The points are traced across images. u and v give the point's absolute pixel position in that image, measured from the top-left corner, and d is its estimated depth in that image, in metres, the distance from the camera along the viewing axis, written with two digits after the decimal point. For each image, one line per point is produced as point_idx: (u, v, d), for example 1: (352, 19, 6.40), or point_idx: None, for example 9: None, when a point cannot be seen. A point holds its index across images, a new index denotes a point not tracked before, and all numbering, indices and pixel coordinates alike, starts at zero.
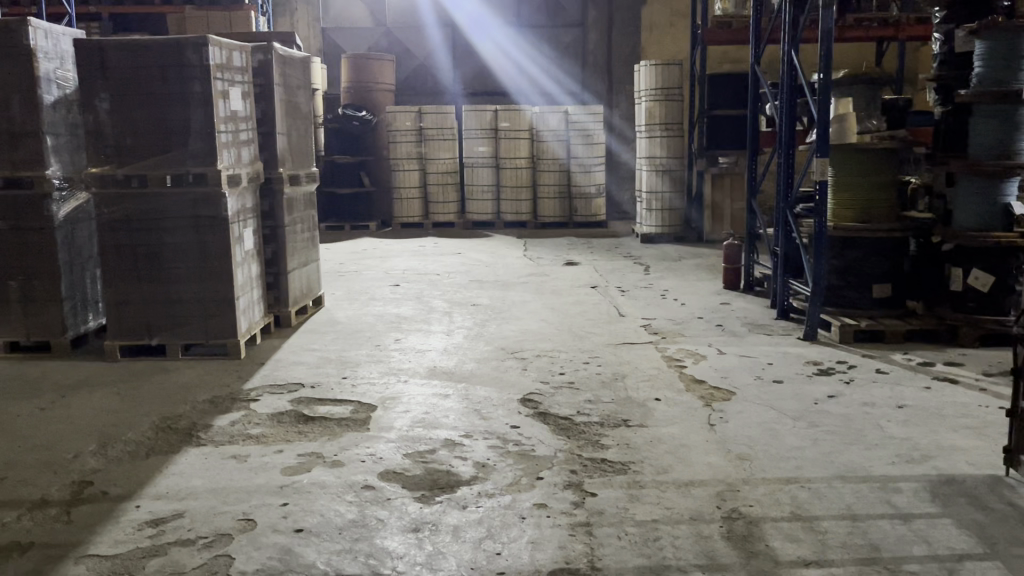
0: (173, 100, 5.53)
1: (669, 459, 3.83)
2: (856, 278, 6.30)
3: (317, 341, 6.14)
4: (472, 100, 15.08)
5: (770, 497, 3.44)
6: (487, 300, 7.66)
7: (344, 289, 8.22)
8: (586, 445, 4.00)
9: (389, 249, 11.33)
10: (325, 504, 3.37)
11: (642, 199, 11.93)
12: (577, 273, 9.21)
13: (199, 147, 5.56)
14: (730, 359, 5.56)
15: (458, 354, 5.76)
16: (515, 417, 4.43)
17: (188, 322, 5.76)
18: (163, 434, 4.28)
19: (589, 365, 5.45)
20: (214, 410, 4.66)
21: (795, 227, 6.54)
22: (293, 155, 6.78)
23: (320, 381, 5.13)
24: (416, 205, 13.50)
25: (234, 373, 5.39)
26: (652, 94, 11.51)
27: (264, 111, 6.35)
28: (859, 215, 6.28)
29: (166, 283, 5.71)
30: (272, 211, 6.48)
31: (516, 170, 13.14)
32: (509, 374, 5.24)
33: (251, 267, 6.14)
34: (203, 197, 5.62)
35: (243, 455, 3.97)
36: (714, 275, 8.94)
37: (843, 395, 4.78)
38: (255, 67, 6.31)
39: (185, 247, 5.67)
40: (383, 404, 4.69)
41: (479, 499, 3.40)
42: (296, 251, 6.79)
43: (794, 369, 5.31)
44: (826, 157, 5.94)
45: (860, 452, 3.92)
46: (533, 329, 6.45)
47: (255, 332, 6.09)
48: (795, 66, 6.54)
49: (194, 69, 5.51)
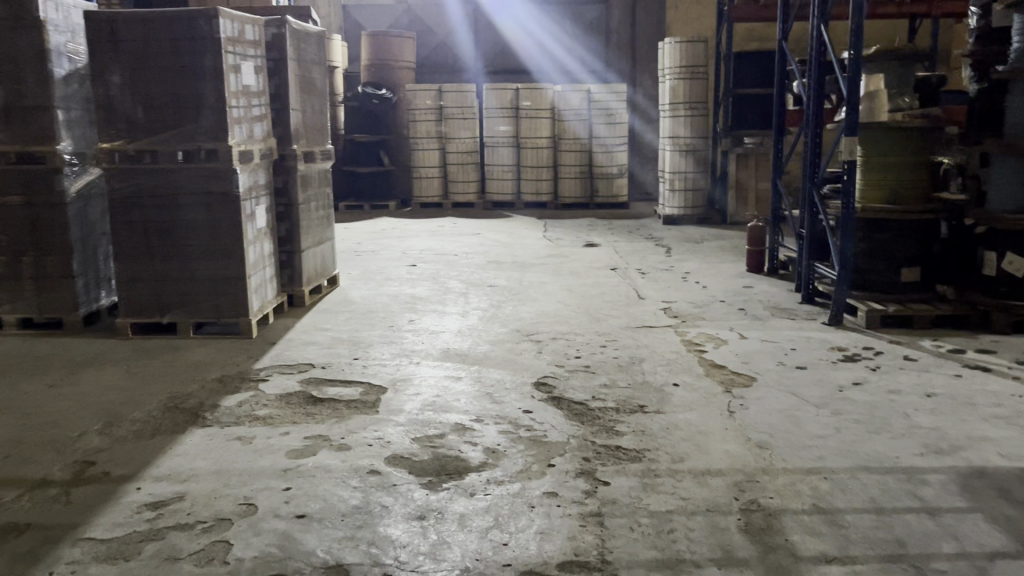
0: (184, 74, 5.43)
1: (687, 447, 3.70)
2: (884, 261, 6.06)
3: (330, 321, 6.05)
4: (493, 78, 14.90)
5: (790, 488, 3.30)
6: (505, 281, 7.53)
7: (360, 269, 8.12)
8: (600, 432, 3.88)
9: (408, 229, 11.23)
10: (329, 489, 3.27)
11: (665, 180, 11.72)
12: (597, 254, 9.05)
13: (210, 122, 5.46)
14: (752, 344, 5.40)
15: (473, 336, 5.65)
16: (528, 401, 4.31)
17: (199, 300, 5.68)
18: (170, 414, 4.21)
19: (606, 348, 5.31)
20: (223, 390, 4.58)
21: (821, 207, 6.34)
22: (308, 132, 6.67)
23: (331, 362, 5.04)
24: (435, 184, 13.40)
25: (245, 353, 5.31)
26: (676, 73, 11.29)
27: (277, 86, 6.23)
28: (889, 197, 6.07)
29: (178, 261, 5.64)
30: (286, 189, 6.37)
31: (537, 149, 12.96)
32: (524, 357, 5.12)
33: (264, 245, 6.05)
34: (214, 173, 5.51)
35: (249, 437, 3.88)
36: (738, 257, 8.74)
37: (869, 382, 4.60)
38: (268, 41, 6.21)
39: (197, 223, 5.59)
40: (395, 386, 4.58)
41: (487, 486, 3.29)
42: (310, 230, 6.69)
43: (817, 355, 5.14)
44: (855, 136, 5.71)
45: (885, 441, 3.76)
46: (550, 311, 6.32)
47: (268, 311, 6.00)
48: (824, 41, 6.30)
49: (206, 41, 5.39)
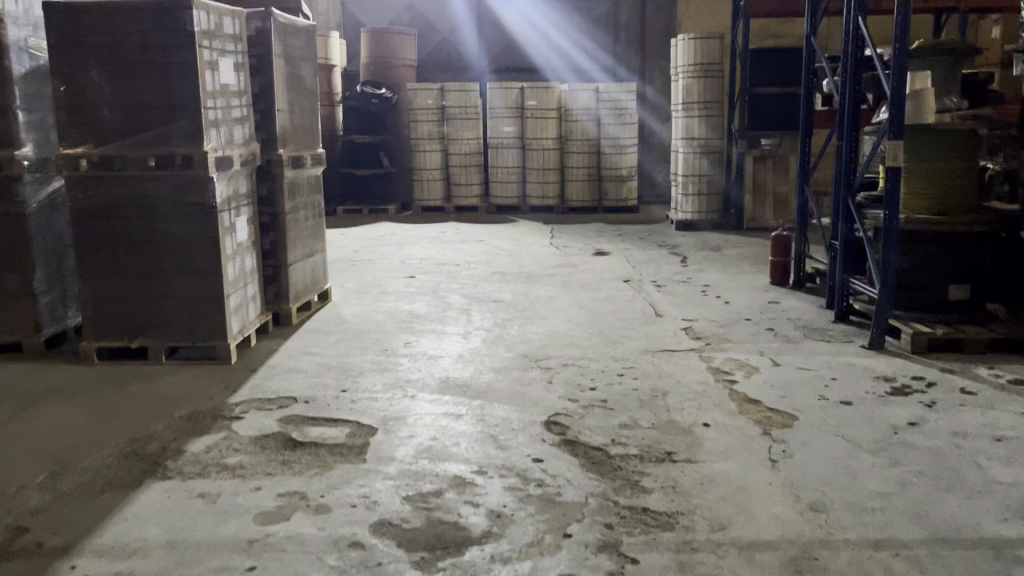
0: (155, 72, 4.87)
1: (727, 510, 3.14)
2: (929, 278, 5.45)
3: (318, 344, 5.50)
4: (498, 76, 14.34)
5: (856, 569, 2.73)
6: (510, 295, 6.98)
7: (354, 281, 7.57)
8: (624, 488, 3.32)
9: (407, 235, 10.70)
10: (301, 570, 2.72)
11: (678, 183, 11.17)
12: (608, 264, 8.50)
13: (184, 125, 4.90)
14: (786, 373, 4.83)
15: (475, 362, 5.09)
16: (538, 446, 3.75)
17: (172, 322, 5.13)
18: (126, 461, 3.66)
19: (623, 378, 4.75)
20: (190, 430, 4.02)
21: (857, 217, 5.75)
22: (297, 135, 6.12)
23: (315, 396, 4.48)
24: (437, 188, 12.87)
25: (221, 383, 4.75)
26: (689, 71, 10.72)
27: (261, 85, 5.68)
28: (935, 206, 5.47)
29: (149, 279, 5.08)
30: (271, 198, 5.83)
31: (544, 151, 12.39)
32: (531, 390, 4.55)
33: (246, 260, 5.50)
34: (188, 182, 4.97)
35: (214, 494, 3.33)
36: (759, 268, 8.17)
37: (927, 422, 4.03)
38: (251, 36, 5.66)
39: (170, 238, 5.05)
40: (386, 427, 4.02)
41: (491, 567, 2.74)
42: (298, 242, 6.14)
43: (862, 387, 4.57)
44: (899, 139, 5.11)
45: (961, 502, 3.19)
46: (560, 331, 5.76)
47: (249, 333, 5.44)
48: (863, 34, 5.69)
49: (179, 35, 4.84)
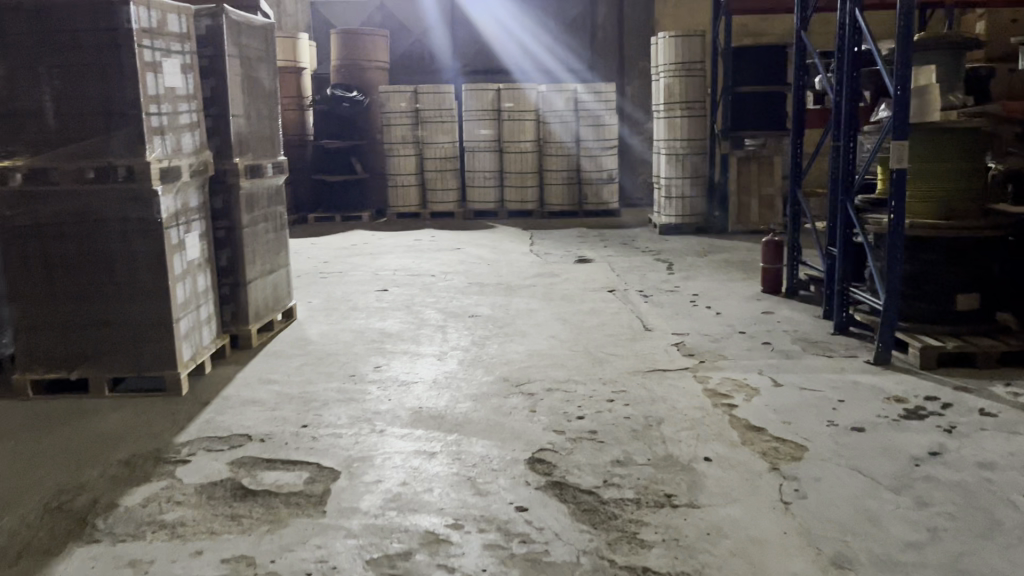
0: (90, 75, 4.39)
1: (739, 568, 2.74)
2: (933, 287, 5.07)
3: (279, 370, 5.04)
4: (471, 78, 13.91)
5: None
6: (489, 309, 6.56)
7: (322, 296, 7.12)
8: (620, 543, 2.91)
9: (380, 244, 10.26)
10: None
11: (661, 186, 10.80)
12: (591, 273, 8.10)
13: (124, 134, 4.42)
14: (789, 395, 4.43)
15: (450, 388, 4.64)
16: (522, 492, 3.33)
17: (115, 351, 4.66)
18: (48, 521, 3.20)
19: (613, 404, 4.33)
20: (128, 479, 3.57)
21: (857, 222, 5.38)
22: (255, 142, 5.65)
23: (273, 433, 4.03)
24: (412, 193, 12.43)
25: (168, 418, 4.29)
26: (671, 69, 10.35)
27: (213, 89, 5.23)
28: (941, 210, 5.08)
29: (88, 303, 4.61)
30: (226, 211, 5.36)
31: (521, 154, 11.99)
32: (512, 420, 4.12)
33: (198, 279, 5.03)
34: (130, 196, 4.49)
35: (146, 561, 2.88)
36: (748, 275, 7.79)
37: (950, 452, 3.65)
38: (201, 35, 5.20)
39: (111, 258, 4.57)
40: (350, 469, 3.59)
41: None
42: (257, 257, 5.66)
43: (873, 410, 4.18)
44: (904, 140, 4.71)
45: (1000, 552, 2.81)
46: (542, 350, 5.34)
47: (203, 359, 4.98)
48: (860, 25, 5.26)
49: (114, 33, 4.36)
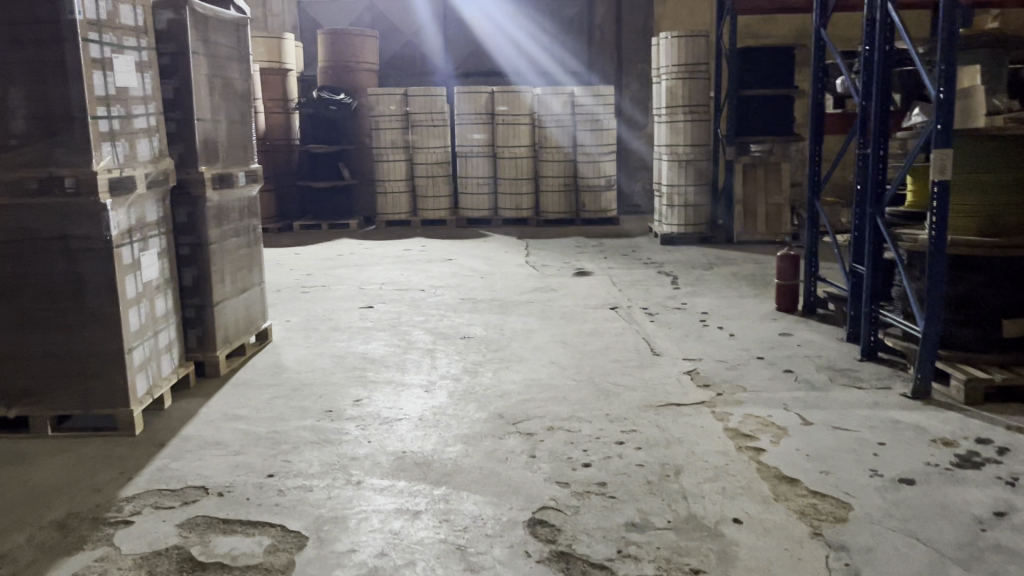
0: (29, 73, 3.85)
1: None
2: (977, 312, 4.58)
3: (247, 404, 4.51)
4: (465, 81, 13.43)
5: None
6: (482, 330, 6.03)
7: (302, 314, 6.58)
8: None
9: (369, 254, 9.72)
10: None
11: (663, 194, 10.31)
12: (592, 287, 7.58)
13: (67, 141, 3.87)
14: (822, 436, 3.92)
15: (438, 428, 4.11)
16: (522, 566, 2.80)
17: (59, 387, 4.12)
18: None
19: (623, 448, 3.81)
20: (58, 545, 3.03)
21: (889, 236, 4.86)
22: (224, 149, 5.11)
23: (234, 484, 3.49)
24: (401, 200, 11.89)
25: (116, 465, 3.75)
26: (673, 72, 9.83)
27: (175, 90, 4.69)
28: (987, 225, 4.56)
29: (28, 332, 4.07)
30: (190, 225, 4.82)
31: (516, 160, 11.47)
32: (509, 469, 3.59)
33: (157, 302, 4.49)
34: (75, 211, 3.95)
35: None
36: (759, 290, 7.28)
37: (1018, 512, 3.14)
38: (161, 30, 4.65)
39: (53, 280, 4.03)
40: (320, 533, 3.06)
41: None
42: (226, 275, 5.12)
43: (921, 456, 3.67)
44: (948, 148, 4.18)
45: None
46: (540, 380, 4.82)
47: (161, 392, 4.44)
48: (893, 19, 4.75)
49: (53, 24, 3.80)
